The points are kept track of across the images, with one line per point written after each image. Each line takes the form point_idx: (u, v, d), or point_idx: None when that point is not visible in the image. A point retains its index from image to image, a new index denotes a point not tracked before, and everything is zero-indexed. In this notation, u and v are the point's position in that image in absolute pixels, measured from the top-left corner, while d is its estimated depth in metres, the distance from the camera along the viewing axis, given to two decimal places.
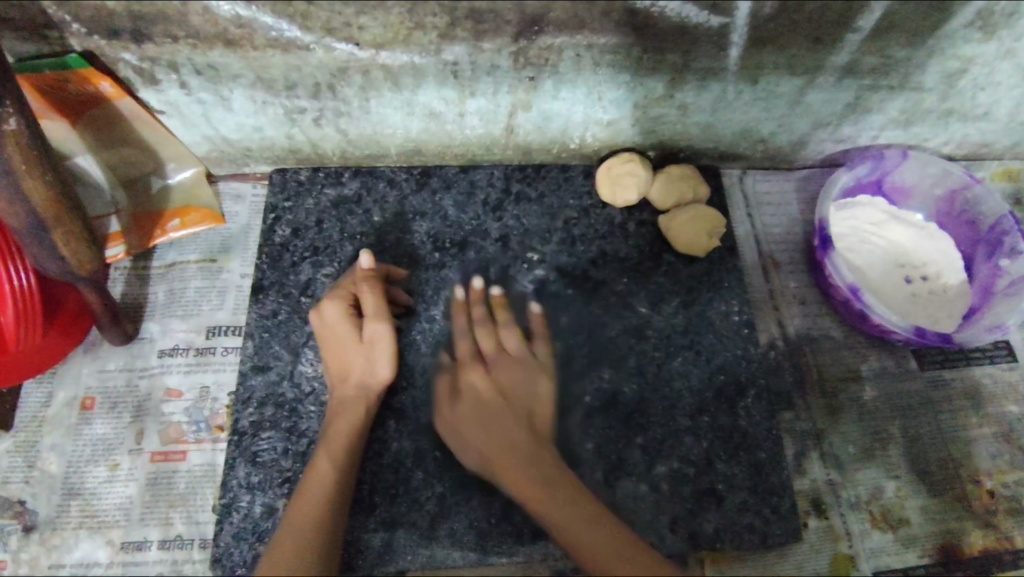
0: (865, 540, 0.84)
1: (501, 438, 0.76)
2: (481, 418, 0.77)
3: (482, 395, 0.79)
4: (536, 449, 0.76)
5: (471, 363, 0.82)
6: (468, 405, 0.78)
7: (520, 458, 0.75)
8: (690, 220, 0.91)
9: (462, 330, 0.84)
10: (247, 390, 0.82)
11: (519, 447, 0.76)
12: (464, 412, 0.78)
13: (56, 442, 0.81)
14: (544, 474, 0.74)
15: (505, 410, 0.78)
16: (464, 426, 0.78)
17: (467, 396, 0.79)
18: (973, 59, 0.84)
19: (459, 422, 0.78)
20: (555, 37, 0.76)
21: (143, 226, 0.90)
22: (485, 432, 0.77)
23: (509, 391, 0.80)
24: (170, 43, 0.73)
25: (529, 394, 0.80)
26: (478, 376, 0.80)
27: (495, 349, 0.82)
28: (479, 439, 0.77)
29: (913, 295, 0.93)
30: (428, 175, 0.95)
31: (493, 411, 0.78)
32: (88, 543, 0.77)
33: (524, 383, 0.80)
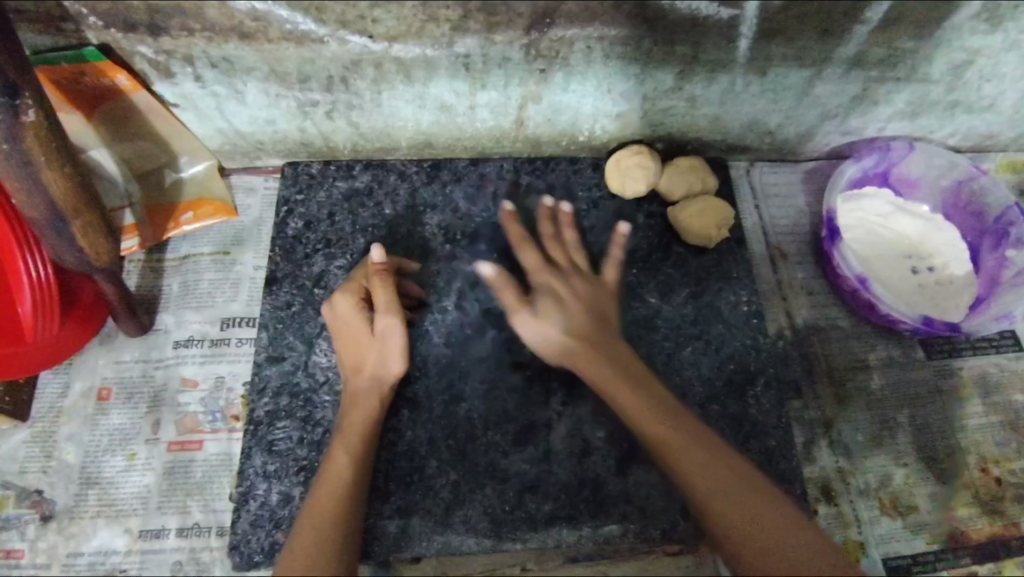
0: (874, 526, 0.85)
1: (586, 338, 0.77)
2: (562, 310, 0.78)
3: (561, 293, 0.79)
4: (609, 347, 0.77)
5: (541, 268, 0.83)
6: (547, 303, 0.79)
7: (607, 362, 0.76)
8: (700, 211, 0.91)
9: (525, 239, 0.85)
10: (262, 380, 0.83)
11: (602, 345, 0.77)
12: (547, 306, 0.78)
13: (73, 432, 0.82)
14: (631, 379, 0.75)
15: (584, 312, 0.79)
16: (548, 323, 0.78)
17: (546, 292, 0.80)
18: (979, 51, 0.85)
19: (542, 323, 0.78)
20: (566, 30, 0.77)
21: (157, 218, 0.91)
22: (573, 330, 0.77)
23: (590, 300, 0.80)
24: (186, 36, 0.74)
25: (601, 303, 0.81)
26: (552, 276, 0.81)
27: (564, 259, 0.84)
28: (560, 334, 0.77)
29: (918, 285, 0.94)
30: (439, 168, 0.96)
31: (574, 313, 0.78)
32: (106, 532, 0.78)
33: (599, 294, 0.82)
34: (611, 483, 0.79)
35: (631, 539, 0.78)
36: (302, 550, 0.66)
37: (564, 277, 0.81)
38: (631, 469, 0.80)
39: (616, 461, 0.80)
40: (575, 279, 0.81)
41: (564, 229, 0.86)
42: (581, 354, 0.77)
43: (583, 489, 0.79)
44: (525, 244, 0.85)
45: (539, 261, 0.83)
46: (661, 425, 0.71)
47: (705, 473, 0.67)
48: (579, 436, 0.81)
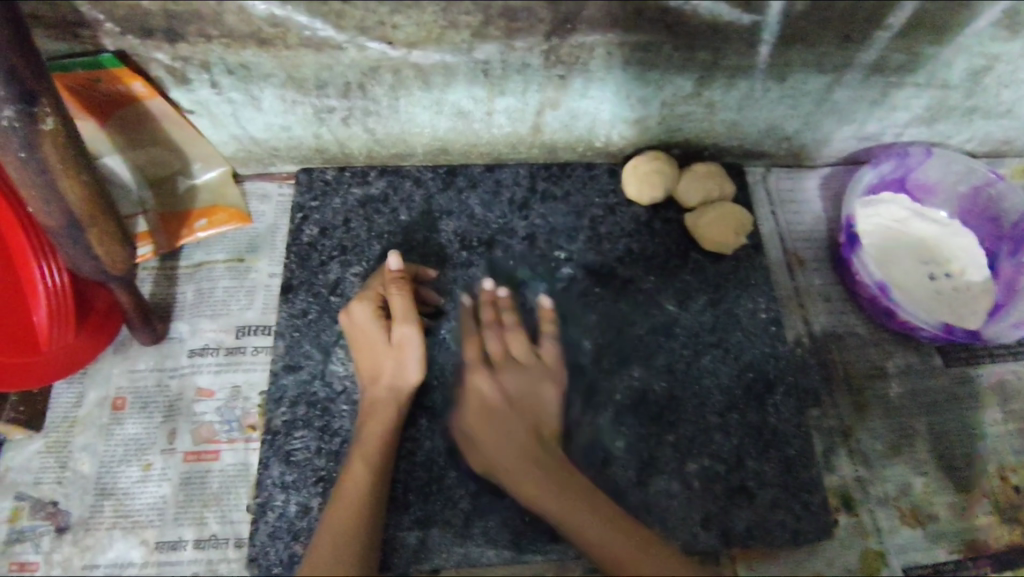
0: (894, 536, 0.84)
1: (508, 451, 0.74)
2: (490, 420, 0.76)
3: (489, 400, 0.77)
4: (548, 456, 0.75)
5: (480, 369, 0.79)
6: (481, 420, 0.77)
7: (535, 475, 0.73)
8: (718, 217, 0.91)
9: (470, 333, 0.83)
10: (279, 389, 0.82)
11: (530, 448, 0.75)
12: (478, 422, 0.77)
13: (87, 442, 0.81)
14: (548, 476, 0.73)
15: (521, 422, 0.76)
16: (484, 441, 0.76)
17: (481, 407, 0.77)
18: (1000, 57, 0.84)
19: (476, 439, 0.77)
20: (586, 36, 0.76)
21: (171, 226, 0.90)
22: (497, 440, 0.75)
23: (519, 401, 0.78)
24: (204, 42, 0.73)
25: (537, 402, 0.78)
26: (487, 379, 0.78)
27: (500, 352, 0.80)
28: (490, 446, 0.75)
29: (937, 292, 0.93)
30: (454, 174, 0.95)
31: (507, 425, 0.76)
32: (122, 544, 0.77)
33: (536, 390, 0.79)
34: None
35: None
36: (323, 564, 0.66)
37: (496, 378, 0.78)
38: None
39: None
40: (508, 380, 0.78)
41: (503, 315, 0.83)
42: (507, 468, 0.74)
43: None
44: (471, 339, 0.82)
45: (475, 356, 0.80)
46: (618, 539, 0.69)
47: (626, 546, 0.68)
48: None
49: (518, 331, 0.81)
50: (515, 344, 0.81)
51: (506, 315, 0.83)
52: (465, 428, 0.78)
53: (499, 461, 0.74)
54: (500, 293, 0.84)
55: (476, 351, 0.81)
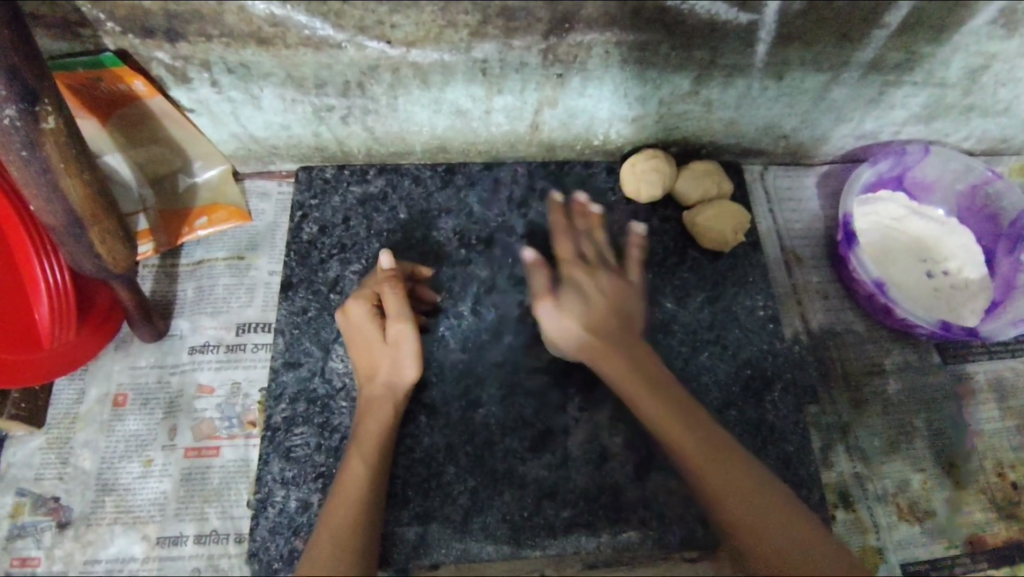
0: (892, 531, 0.85)
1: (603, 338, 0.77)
2: (587, 308, 0.78)
3: (588, 290, 0.79)
4: (637, 355, 0.77)
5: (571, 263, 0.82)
6: (575, 301, 0.78)
7: (648, 388, 0.74)
8: (716, 215, 0.91)
9: (560, 230, 0.85)
10: (278, 386, 0.82)
11: (640, 366, 0.76)
12: (574, 300, 0.78)
13: (88, 439, 0.82)
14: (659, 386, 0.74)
15: (611, 313, 0.78)
16: (575, 317, 0.78)
17: (574, 288, 0.79)
18: (996, 55, 0.84)
19: (564, 320, 0.78)
20: (584, 34, 0.76)
21: (172, 224, 0.91)
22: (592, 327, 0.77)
23: (618, 299, 0.79)
24: (204, 42, 0.74)
25: (626, 302, 0.80)
26: (581, 272, 0.80)
27: (593, 253, 0.83)
28: (581, 330, 0.77)
29: (934, 289, 0.94)
30: (453, 172, 0.96)
31: (600, 308, 0.78)
32: (123, 539, 0.78)
33: (627, 292, 0.80)
34: (629, 490, 0.79)
35: (651, 547, 0.78)
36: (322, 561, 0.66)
37: (591, 273, 0.80)
38: (649, 475, 0.80)
39: (634, 468, 0.80)
40: (601, 277, 0.80)
41: (594, 225, 0.86)
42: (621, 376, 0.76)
43: (602, 495, 0.79)
44: (564, 235, 0.84)
45: (570, 254, 0.82)
46: (715, 471, 0.68)
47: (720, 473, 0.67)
48: (596, 442, 0.81)
49: (604, 243, 0.85)
50: (607, 251, 0.84)
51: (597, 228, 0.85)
52: (555, 312, 0.78)
53: (610, 364, 0.76)
54: (592, 208, 0.86)
55: (545, 280, 0.81)
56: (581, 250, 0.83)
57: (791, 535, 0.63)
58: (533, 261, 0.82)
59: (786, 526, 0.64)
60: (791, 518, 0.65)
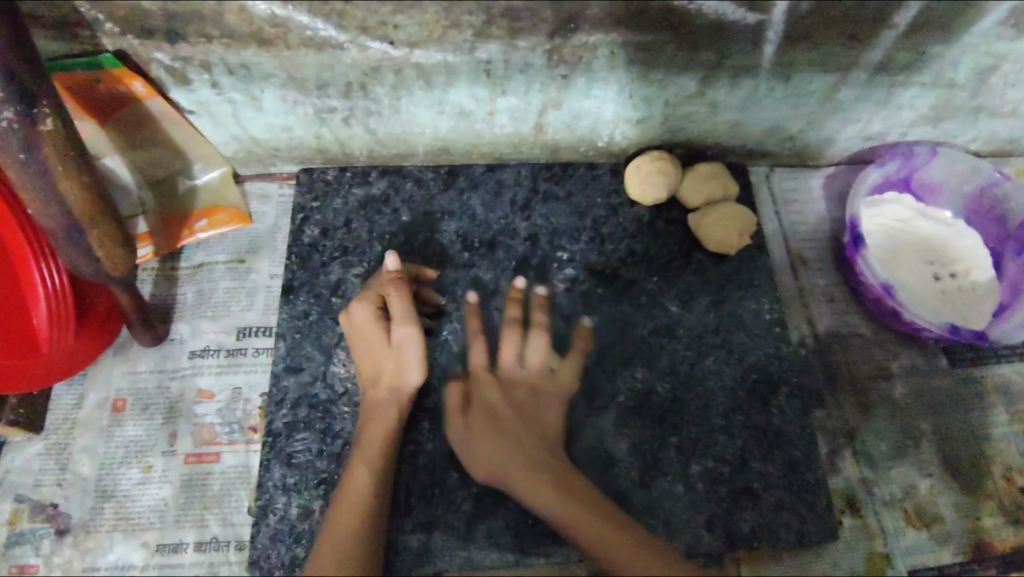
0: (900, 537, 0.84)
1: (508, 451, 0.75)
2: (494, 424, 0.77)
3: (495, 406, 0.78)
4: (549, 464, 0.75)
5: (483, 375, 0.81)
6: (483, 420, 0.78)
7: (570, 504, 0.72)
8: (721, 219, 0.90)
9: (476, 335, 0.84)
10: (280, 391, 0.82)
11: (565, 487, 0.73)
12: (481, 422, 0.78)
13: (87, 444, 0.81)
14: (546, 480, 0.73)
15: (524, 428, 0.77)
16: (483, 445, 0.76)
17: (483, 408, 0.79)
18: (1006, 56, 0.83)
19: (473, 442, 0.77)
20: (589, 35, 0.76)
21: (172, 227, 0.90)
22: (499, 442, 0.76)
23: (529, 412, 0.79)
24: (204, 43, 0.73)
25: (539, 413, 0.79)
26: (493, 389, 0.80)
27: (509, 362, 0.81)
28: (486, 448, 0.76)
29: (943, 292, 0.92)
30: (456, 174, 0.95)
31: (512, 429, 0.76)
32: (122, 546, 0.77)
33: (542, 401, 0.80)
34: None
35: None
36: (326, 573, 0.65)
37: (505, 388, 0.80)
38: None
39: None
40: (516, 390, 0.80)
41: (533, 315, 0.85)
42: (550, 503, 0.72)
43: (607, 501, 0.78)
44: (479, 342, 0.83)
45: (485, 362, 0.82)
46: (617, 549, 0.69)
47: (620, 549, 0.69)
48: None
49: (529, 339, 0.83)
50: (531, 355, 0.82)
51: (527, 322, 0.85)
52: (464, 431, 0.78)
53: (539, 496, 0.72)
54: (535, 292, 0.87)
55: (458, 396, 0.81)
56: (504, 360, 0.82)
57: None
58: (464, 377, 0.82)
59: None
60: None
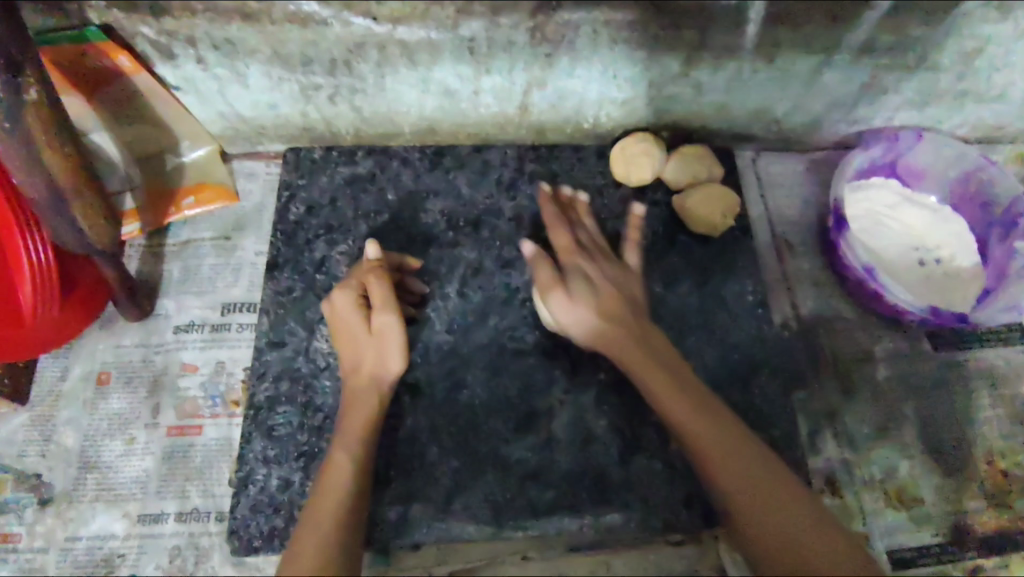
0: (879, 518, 0.84)
1: (613, 320, 0.75)
2: (595, 293, 0.76)
3: (592, 278, 0.77)
4: (642, 327, 0.76)
5: (573, 251, 0.79)
6: (582, 287, 0.76)
7: (624, 331, 0.74)
8: (705, 198, 0.90)
9: (558, 220, 0.83)
10: (262, 365, 0.82)
11: (642, 337, 0.74)
12: (584, 292, 0.76)
13: (71, 417, 0.81)
14: (627, 329, 0.75)
15: (620, 299, 0.76)
16: (584, 303, 0.75)
17: (579, 275, 0.77)
18: (987, 39, 0.84)
19: (578, 305, 0.75)
20: (571, 13, 0.76)
21: (157, 203, 0.90)
22: (606, 314, 0.75)
23: (623, 285, 0.78)
24: (189, 17, 0.74)
25: (631, 287, 0.79)
26: (585, 259, 0.78)
27: (590, 243, 0.81)
28: (595, 318, 0.75)
29: (925, 276, 0.93)
30: (442, 154, 0.95)
31: (610, 296, 0.76)
32: (104, 516, 0.77)
33: (628, 278, 0.79)
34: (613, 472, 0.79)
35: (633, 528, 0.78)
36: (304, 551, 0.64)
37: (595, 262, 0.79)
38: (633, 459, 0.79)
39: (618, 450, 0.80)
40: (603, 263, 0.79)
41: (583, 216, 0.85)
42: (664, 393, 0.70)
43: (585, 477, 0.79)
44: (558, 227, 0.82)
45: (567, 242, 0.80)
46: (655, 376, 0.72)
47: (658, 378, 0.71)
48: (581, 424, 0.81)
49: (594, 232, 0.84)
50: (599, 241, 0.83)
51: (584, 220, 0.85)
52: (566, 303, 0.76)
53: (707, 441, 0.66)
54: (581, 198, 0.87)
55: (546, 271, 0.78)
56: (586, 240, 0.82)
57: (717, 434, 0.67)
58: (534, 254, 0.79)
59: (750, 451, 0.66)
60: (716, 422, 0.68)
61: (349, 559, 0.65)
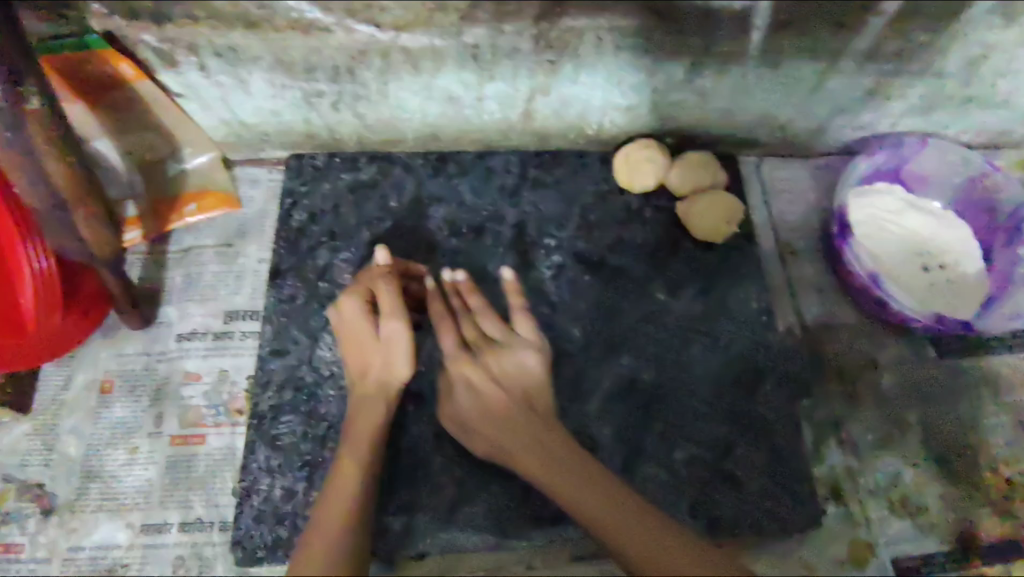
0: (883, 526, 0.84)
1: (504, 432, 0.74)
2: (481, 407, 0.76)
3: (479, 388, 0.76)
4: (536, 425, 0.74)
5: (461, 356, 0.79)
6: (470, 403, 0.76)
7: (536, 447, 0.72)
8: (709, 205, 0.90)
9: (444, 317, 0.82)
10: (266, 373, 0.82)
11: (548, 446, 0.72)
12: (473, 410, 0.76)
13: (74, 425, 0.81)
14: (539, 446, 0.72)
15: (510, 400, 0.75)
16: (475, 422, 0.76)
17: (468, 393, 0.77)
18: (993, 46, 0.83)
19: (473, 423, 0.76)
20: (575, 20, 0.76)
21: (160, 210, 0.90)
22: (499, 425, 0.74)
23: (509, 377, 0.77)
24: (191, 24, 0.73)
25: (522, 375, 0.77)
26: (471, 366, 0.78)
27: (478, 334, 0.80)
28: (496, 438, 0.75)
29: (930, 283, 0.92)
30: (445, 161, 0.95)
31: (500, 403, 0.75)
32: (107, 526, 0.77)
33: (522, 369, 0.78)
34: None
35: None
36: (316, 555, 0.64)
37: (482, 361, 0.78)
38: None
39: None
40: (491, 357, 0.78)
41: (469, 297, 0.83)
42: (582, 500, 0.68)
43: None
44: (445, 327, 0.81)
45: (452, 345, 0.80)
46: (571, 489, 0.69)
47: (571, 489, 0.69)
48: None
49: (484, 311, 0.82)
50: (489, 321, 0.81)
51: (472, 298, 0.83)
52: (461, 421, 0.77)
53: (628, 547, 0.65)
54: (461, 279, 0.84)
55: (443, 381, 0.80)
56: (468, 334, 0.80)
57: (645, 536, 0.65)
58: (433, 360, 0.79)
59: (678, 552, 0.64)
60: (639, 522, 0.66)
61: (357, 570, 0.65)
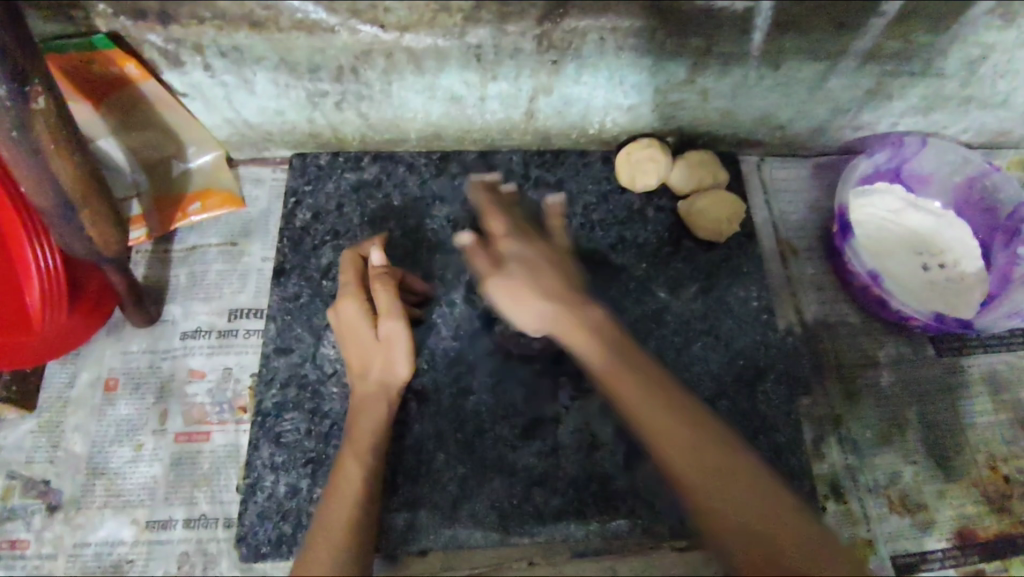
0: (882, 523, 0.84)
1: (555, 302, 0.70)
2: (534, 274, 0.71)
3: (529, 258, 0.72)
4: (588, 307, 0.71)
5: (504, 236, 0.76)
6: (521, 269, 0.72)
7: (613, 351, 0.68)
8: (710, 203, 0.91)
9: (492, 206, 0.80)
10: (269, 371, 0.83)
11: (622, 352, 0.68)
12: (521, 276, 0.71)
13: (79, 423, 0.82)
14: (612, 351, 0.68)
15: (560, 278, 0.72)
16: (525, 287, 0.71)
17: (518, 261, 0.72)
18: (992, 47, 0.84)
19: (519, 287, 0.71)
20: (578, 20, 0.76)
21: (164, 209, 0.90)
22: (545, 294, 0.70)
23: (558, 260, 0.74)
24: (197, 24, 0.74)
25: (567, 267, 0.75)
26: (519, 241, 0.74)
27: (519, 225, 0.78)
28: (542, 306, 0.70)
29: (929, 282, 0.92)
30: (448, 160, 0.95)
31: (551, 276, 0.71)
32: (112, 522, 0.78)
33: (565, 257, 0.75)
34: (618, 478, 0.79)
35: (639, 535, 0.78)
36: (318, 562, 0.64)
37: (528, 243, 0.74)
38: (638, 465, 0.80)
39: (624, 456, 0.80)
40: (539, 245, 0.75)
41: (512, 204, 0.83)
42: (653, 419, 0.64)
43: (591, 483, 0.79)
44: (492, 211, 0.79)
45: (502, 224, 0.77)
46: (646, 402, 0.65)
47: (645, 405, 0.65)
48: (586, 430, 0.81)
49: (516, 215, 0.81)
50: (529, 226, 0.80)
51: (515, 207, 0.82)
52: (506, 286, 0.71)
53: (698, 475, 0.61)
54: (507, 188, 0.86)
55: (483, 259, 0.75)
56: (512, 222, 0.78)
57: (714, 472, 0.61)
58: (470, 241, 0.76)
59: (755, 491, 0.60)
60: (714, 451, 0.62)
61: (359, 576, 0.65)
